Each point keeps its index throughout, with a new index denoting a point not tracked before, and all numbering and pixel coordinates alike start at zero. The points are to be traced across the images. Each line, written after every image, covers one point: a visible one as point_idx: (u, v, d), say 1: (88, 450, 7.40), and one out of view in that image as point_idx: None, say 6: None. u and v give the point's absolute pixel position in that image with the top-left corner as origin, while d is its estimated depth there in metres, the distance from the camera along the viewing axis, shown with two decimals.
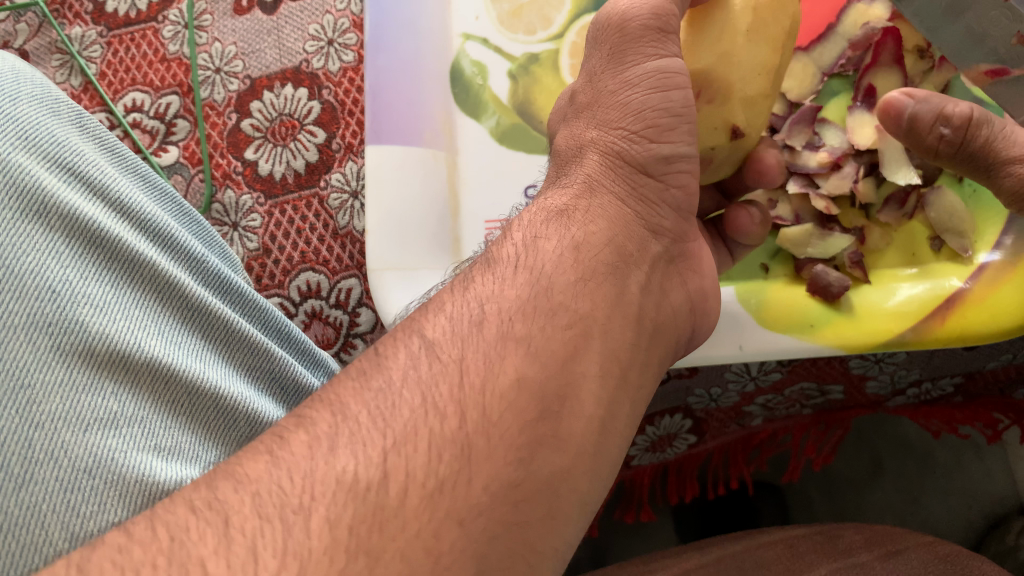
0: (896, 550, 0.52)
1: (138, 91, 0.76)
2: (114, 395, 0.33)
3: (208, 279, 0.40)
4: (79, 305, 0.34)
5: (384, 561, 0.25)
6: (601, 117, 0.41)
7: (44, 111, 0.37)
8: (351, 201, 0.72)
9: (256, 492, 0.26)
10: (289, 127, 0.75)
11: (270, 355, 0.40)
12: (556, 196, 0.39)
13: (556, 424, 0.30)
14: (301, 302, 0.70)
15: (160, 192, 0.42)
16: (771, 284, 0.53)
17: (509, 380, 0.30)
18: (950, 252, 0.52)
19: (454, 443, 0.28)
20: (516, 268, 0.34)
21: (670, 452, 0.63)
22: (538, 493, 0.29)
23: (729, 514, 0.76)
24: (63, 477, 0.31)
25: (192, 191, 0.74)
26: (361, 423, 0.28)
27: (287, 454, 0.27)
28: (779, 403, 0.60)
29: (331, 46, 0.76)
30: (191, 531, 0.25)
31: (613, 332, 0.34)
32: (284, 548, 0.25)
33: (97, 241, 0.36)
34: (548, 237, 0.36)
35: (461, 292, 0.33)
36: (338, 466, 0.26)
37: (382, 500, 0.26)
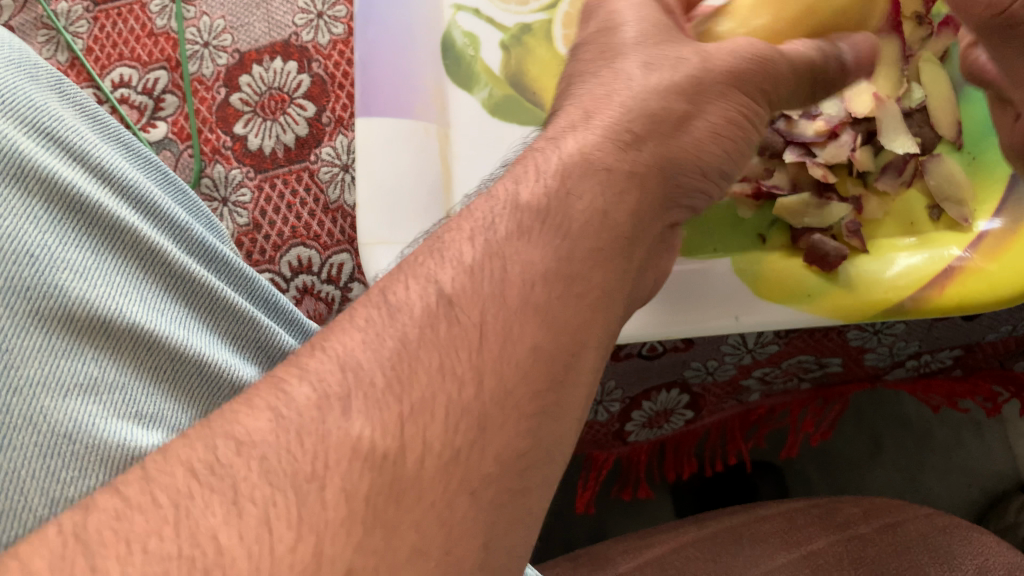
0: (895, 522, 0.51)
1: (126, 67, 0.75)
2: (94, 361, 0.33)
3: (194, 247, 0.39)
4: (58, 269, 0.33)
5: (399, 532, 0.24)
6: (681, 94, 0.37)
7: (21, 75, 0.36)
8: (341, 174, 0.72)
9: (262, 457, 0.24)
10: (279, 100, 0.74)
11: (256, 325, 0.40)
12: (592, 146, 0.35)
13: (560, 393, 0.30)
14: (292, 277, 0.70)
15: (144, 160, 0.41)
16: (768, 255, 0.52)
17: (525, 349, 0.29)
18: (949, 221, 0.51)
19: (471, 413, 0.27)
20: (544, 223, 0.32)
21: (667, 428, 0.63)
22: (537, 461, 0.29)
23: (727, 490, 0.76)
24: (43, 443, 0.31)
25: (181, 166, 0.73)
26: (377, 388, 0.26)
27: (293, 413, 0.26)
28: (777, 376, 0.59)
29: (320, 19, 0.75)
30: (196, 498, 0.23)
31: (616, 307, 0.33)
32: (299, 518, 0.23)
33: (78, 208, 0.35)
34: (581, 194, 0.33)
35: (483, 238, 0.31)
36: (353, 433, 0.25)
37: (399, 470, 0.25)
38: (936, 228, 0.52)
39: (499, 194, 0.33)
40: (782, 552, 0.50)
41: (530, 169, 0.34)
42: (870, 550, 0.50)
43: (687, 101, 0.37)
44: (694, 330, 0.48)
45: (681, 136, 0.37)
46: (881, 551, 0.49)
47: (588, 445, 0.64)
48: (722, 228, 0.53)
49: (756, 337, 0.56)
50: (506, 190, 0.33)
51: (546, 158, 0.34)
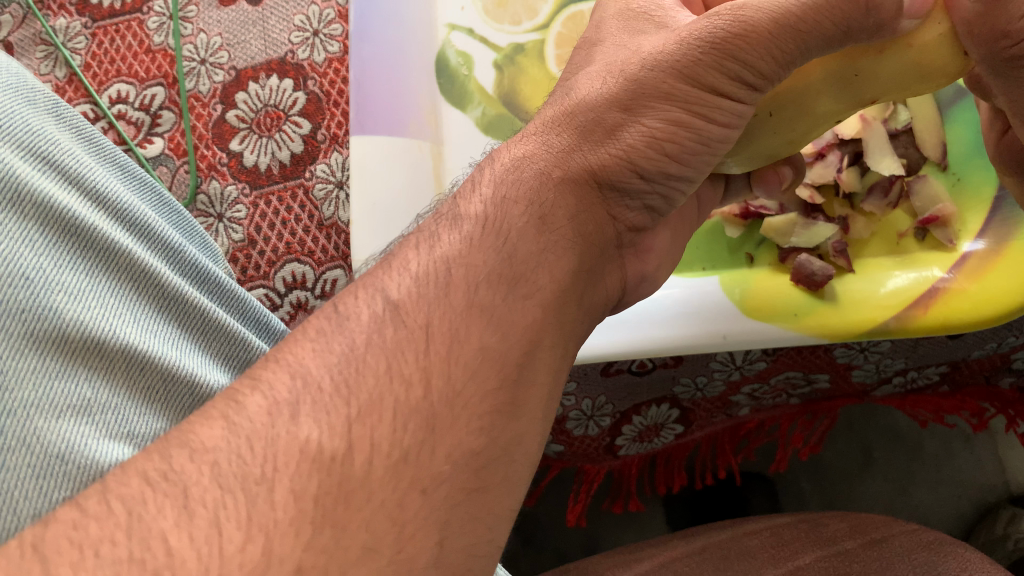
0: (880, 538, 0.52)
1: (124, 83, 0.76)
2: (87, 383, 0.34)
3: (186, 269, 0.40)
4: (52, 292, 0.34)
5: (349, 532, 0.25)
6: (625, 123, 0.36)
7: (19, 101, 0.37)
8: (336, 192, 0.72)
9: (214, 462, 0.25)
10: (274, 118, 0.74)
11: (246, 345, 0.41)
12: (528, 151, 0.37)
13: (514, 393, 0.30)
14: (286, 293, 0.70)
15: (138, 181, 0.42)
16: (755, 274, 0.53)
17: (473, 350, 0.30)
18: (934, 241, 0.52)
19: (420, 413, 0.28)
20: (484, 228, 0.34)
21: (657, 441, 0.64)
22: (495, 459, 0.29)
23: (719, 503, 0.76)
24: (36, 463, 0.31)
25: (177, 182, 0.74)
26: (325, 393, 0.27)
27: (244, 420, 0.26)
28: (766, 392, 0.60)
29: (316, 37, 0.76)
30: (149, 504, 0.24)
31: (568, 308, 0.34)
32: (248, 518, 0.24)
33: (73, 231, 0.36)
34: (517, 199, 0.35)
35: (428, 251, 0.33)
36: (301, 436, 0.26)
37: (346, 472, 0.26)
38: (921, 249, 0.52)
39: (444, 211, 0.36)
40: (768, 567, 0.51)
41: (474, 187, 0.37)
42: (855, 565, 0.50)
43: (622, 110, 0.36)
44: (681, 348, 0.49)
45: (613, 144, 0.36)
46: (865, 565, 0.50)
47: (579, 458, 0.65)
48: (712, 245, 0.55)
49: (744, 355, 0.56)
50: (447, 206, 0.36)
51: (484, 168, 0.38)
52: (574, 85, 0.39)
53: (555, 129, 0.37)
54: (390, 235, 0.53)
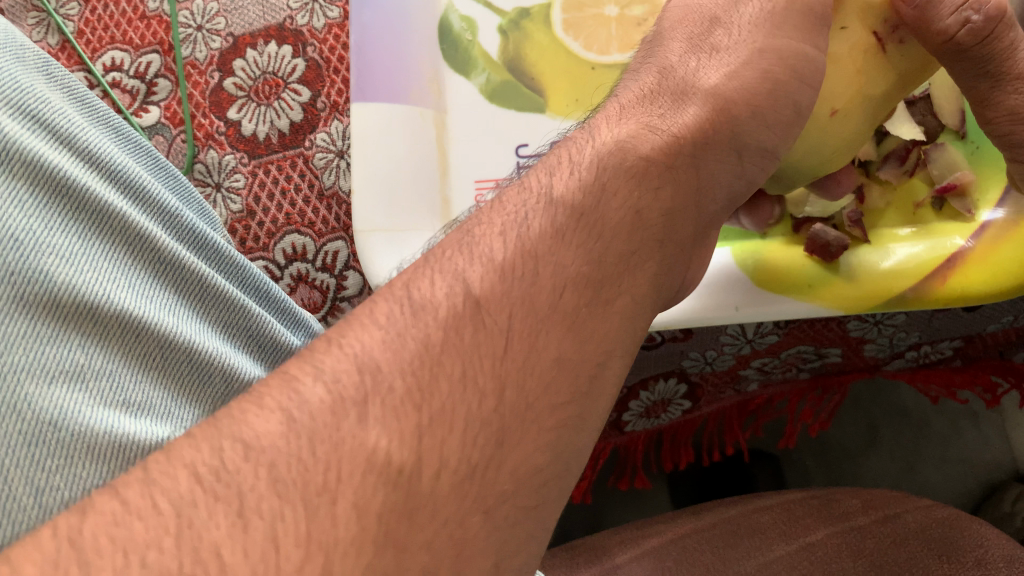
0: (894, 514, 0.51)
1: (118, 50, 0.74)
2: (81, 348, 0.33)
3: (184, 234, 0.39)
4: (43, 254, 0.33)
5: (410, 551, 0.23)
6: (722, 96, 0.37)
7: (9, 57, 0.35)
8: (336, 161, 0.71)
9: (271, 464, 0.22)
10: (273, 85, 0.73)
11: (248, 313, 0.40)
12: (623, 130, 0.35)
13: (584, 405, 0.28)
14: (286, 265, 0.69)
15: (134, 144, 0.41)
16: (768, 244, 0.51)
17: (549, 360, 0.27)
18: (952, 211, 0.51)
19: (490, 426, 0.26)
20: (577, 220, 0.30)
21: (665, 417, 0.63)
22: (558, 477, 0.27)
23: (725, 480, 0.76)
24: (27, 431, 0.30)
25: (173, 152, 0.72)
26: (397, 395, 0.25)
27: (305, 416, 0.24)
28: (776, 365, 0.59)
29: (315, 2, 0.74)
30: (200, 507, 0.21)
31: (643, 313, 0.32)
32: (307, 535, 0.22)
33: (64, 191, 0.34)
34: (614, 191, 0.32)
35: (516, 237, 0.29)
36: (368, 443, 0.23)
37: (414, 488, 0.24)
38: (939, 219, 0.51)
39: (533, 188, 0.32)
40: (779, 544, 0.50)
41: (572, 165, 0.33)
42: (869, 543, 0.49)
43: (723, 82, 0.38)
44: (691, 321, 0.48)
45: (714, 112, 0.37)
46: (880, 543, 0.49)
47: None
48: None
49: (754, 327, 0.55)
50: (538, 182, 0.32)
51: (577, 144, 0.34)
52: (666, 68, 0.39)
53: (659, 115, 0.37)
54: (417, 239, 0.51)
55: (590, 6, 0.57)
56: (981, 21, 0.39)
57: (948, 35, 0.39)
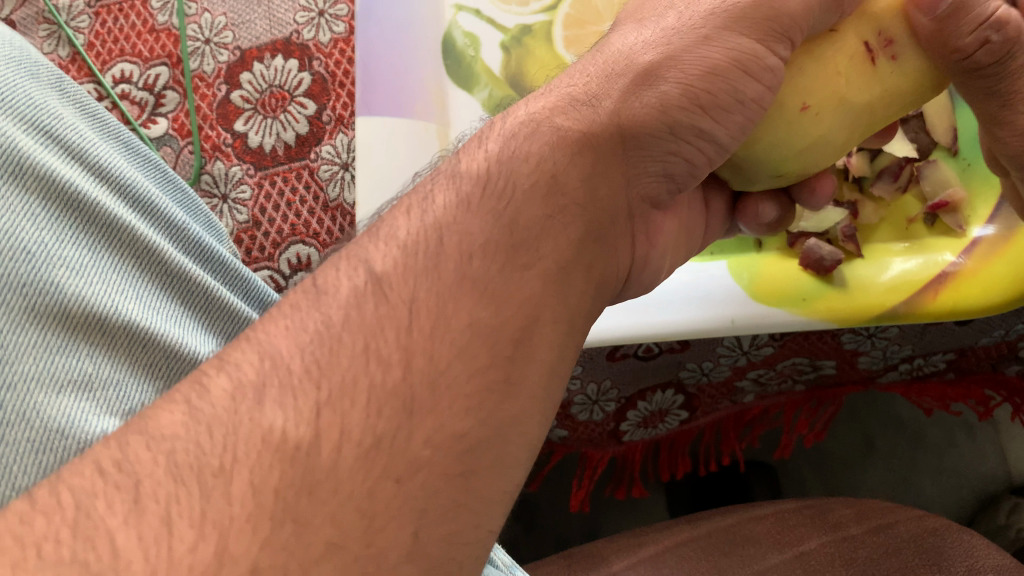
0: (886, 524, 0.52)
1: (127, 62, 0.76)
2: (89, 358, 0.33)
3: (190, 247, 0.40)
4: (55, 267, 0.34)
5: (312, 527, 0.22)
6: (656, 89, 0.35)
7: (22, 74, 0.37)
8: (341, 173, 0.72)
9: (171, 450, 0.23)
10: (279, 99, 0.74)
11: (250, 324, 0.41)
12: (543, 108, 0.35)
13: (507, 370, 0.28)
14: (292, 275, 0.70)
15: (143, 158, 0.42)
16: (763, 257, 0.52)
17: (461, 326, 0.27)
18: (943, 227, 0.52)
19: (397, 396, 0.25)
20: (484, 189, 0.31)
21: (662, 427, 0.64)
22: (485, 441, 0.26)
23: (720, 490, 0.76)
24: (35, 438, 0.31)
25: (181, 163, 0.73)
26: (294, 375, 0.25)
27: (206, 405, 0.24)
28: (772, 377, 0.60)
29: (321, 17, 0.75)
30: (99, 498, 0.21)
31: (575, 274, 0.32)
32: (202, 516, 0.21)
33: (75, 205, 0.35)
34: (526, 157, 0.33)
35: (419, 215, 0.30)
36: (265, 423, 0.23)
37: (313, 462, 0.23)
38: (930, 234, 0.52)
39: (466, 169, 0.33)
40: (772, 553, 0.50)
41: (480, 143, 0.34)
42: (860, 551, 0.50)
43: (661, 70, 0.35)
44: (685, 330, 0.48)
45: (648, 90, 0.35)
46: (871, 552, 0.50)
47: (583, 443, 0.65)
48: None
49: (750, 338, 0.56)
50: (448, 163, 0.34)
51: (495, 124, 0.36)
52: (604, 45, 0.37)
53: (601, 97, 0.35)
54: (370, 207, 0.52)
55: (590, 22, 0.59)
56: (1000, 42, 0.37)
57: (968, 53, 0.37)
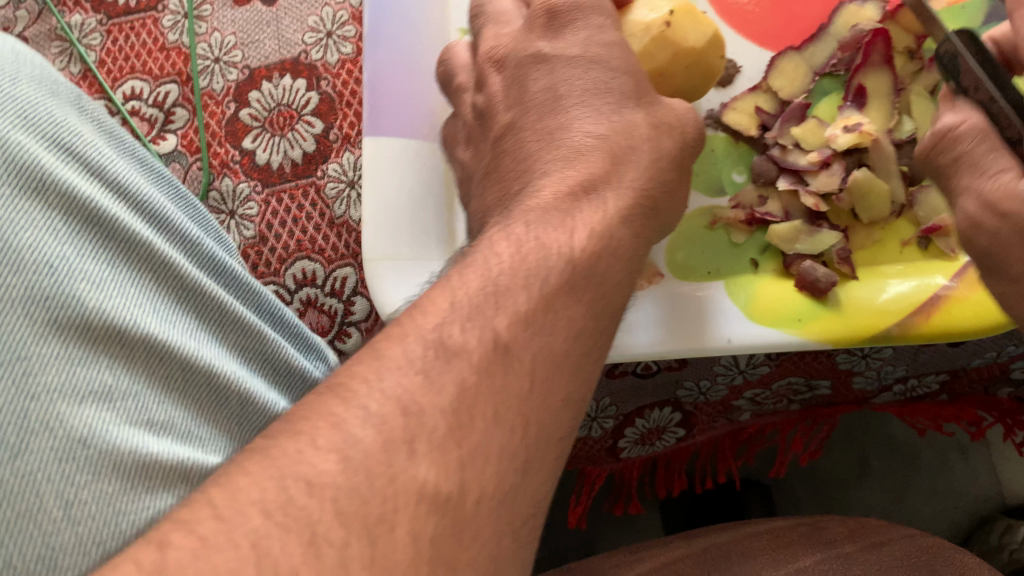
0: (880, 542, 0.52)
1: (138, 79, 0.77)
2: (109, 369, 0.34)
3: (203, 261, 0.41)
4: (76, 280, 0.34)
5: (461, 566, 0.26)
6: (619, 158, 0.41)
7: (42, 92, 0.38)
8: (347, 191, 0.73)
9: (334, 498, 0.24)
10: (287, 117, 0.75)
11: (262, 338, 0.42)
12: (539, 196, 0.38)
13: (556, 413, 0.30)
14: (297, 289, 0.71)
15: (158, 174, 0.43)
16: (759, 280, 0.53)
17: (524, 370, 0.30)
18: (937, 250, 0.53)
19: (518, 457, 0.29)
20: (518, 251, 0.33)
21: (659, 444, 0.65)
22: (533, 468, 0.29)
23: (717, 508, 0.76)
24: (59, 448, 0.32)
25: (190, 178, 0.75)
26: (439, 433, 0.27)
27: (359, 455, 0.25)
28: (768, 397, 0.60)
29: (329, 38, 0.77)
30: (274, 539, 0.23)
31: (579, 292, 0.33)
32: (371, 559, 0.24)
33: (94, 221, 0.36)
34: (540, 242, 0.34)
35: (473, 271, 0.32)
36: (418, 477, 0.26)
37: (460, 511, 0.26)
38: (926, 257, 0.53)
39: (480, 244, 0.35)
40: (771, 568, 0.51)
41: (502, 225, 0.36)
42: (857, 566, 0.50)
43: (609, 142, 0.41)
44: (683, 352, 0.49)
45: (628, 167, 0.41)
46: (868, 567, 0.50)
47: (582, 460, 0.65)
48: (712, 251, 0.55)
49: (747, 357, 0.57)
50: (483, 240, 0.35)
51: (503, 219, 0.37)
52: (563, 125, 0.42)
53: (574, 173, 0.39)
54: (411, 281, 0.52)
55: None
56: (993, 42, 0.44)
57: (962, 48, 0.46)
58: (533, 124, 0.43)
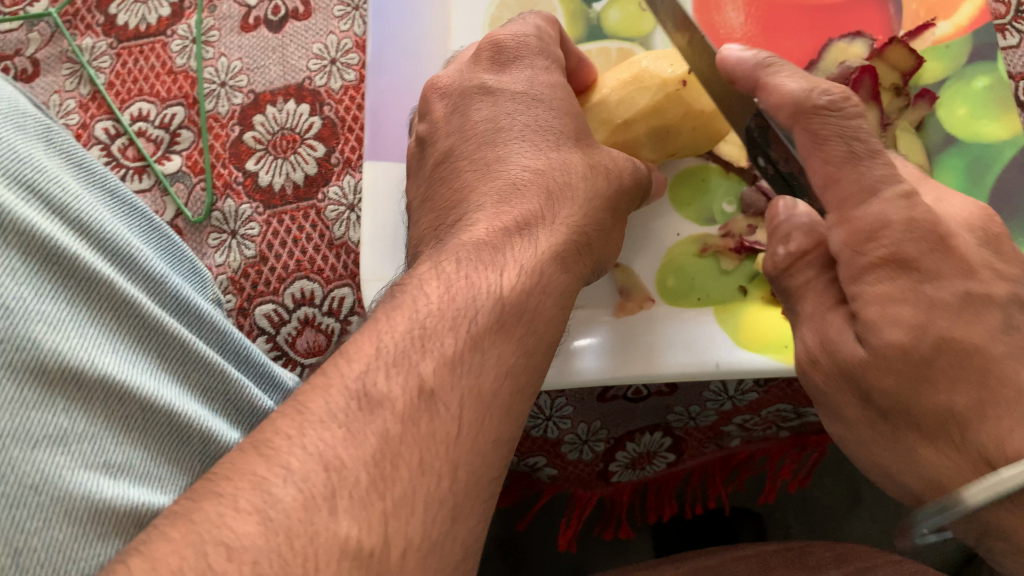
0: (867, 566, 0.53)
1: (145, 101, 0.79)
2: (65, 413, 0.35)
3: (166, 299, 0.42)
4: (32, 321, 0.35)
5: None
6: (556, 192, 0.44)
7: (10, 127, 0.39)
8: (347, 213, 0.74)
9: (253, 561, 0.25)
10: (290, 140, 0.77)
11: (225, 377, 0.42)
12: (478, 228, 0.41)
13: (488, 459, 0.32)
14: (295, 309, 0.73)
15: (127, 207, 0.44)
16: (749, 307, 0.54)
17: (451, 418, 0.31)
18: None
19: (446, 505, 0.30)
20: (449, 289, 0.36)
21: (649, 469, 0.66)
22: (464, 512, 0.30)
23: (706, 532, 0.77)
24: (11, 494, 0.32)
25: (193, 199, 0.76)
26: (361, 487, 0.28)
27: (280, 515, 0.26)
28: (756, 423, 0.61)
29: (333, 65, 0.79)
30: None
31: (508, 331, 0.36)
32: None
33: (54, 259, 0.37)
34: (472, 273, 0.37)
35: (411, 314, 0.34)
36: (340, 533, 0.27)
37: (384, 566, 0.27)
38: None
39: (418, 278, 0.37)
40: None
41: (435, 260, 0.39)
42: None
43: (545, 176, 0.44)
44: (672, 375, 0.51)
45: (565, 206, 0.44)
46: None
47: (573, 483, 0.67)
48: (701, 276, 0.56)
49: (735, 384, 0.57)
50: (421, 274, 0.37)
51: (443, 250, 0.40)
52: (501, 163, 0.45)
53: (510, 204, 0.42)
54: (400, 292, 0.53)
55: None
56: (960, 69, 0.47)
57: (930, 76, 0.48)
58: (471, 154, 0.47)
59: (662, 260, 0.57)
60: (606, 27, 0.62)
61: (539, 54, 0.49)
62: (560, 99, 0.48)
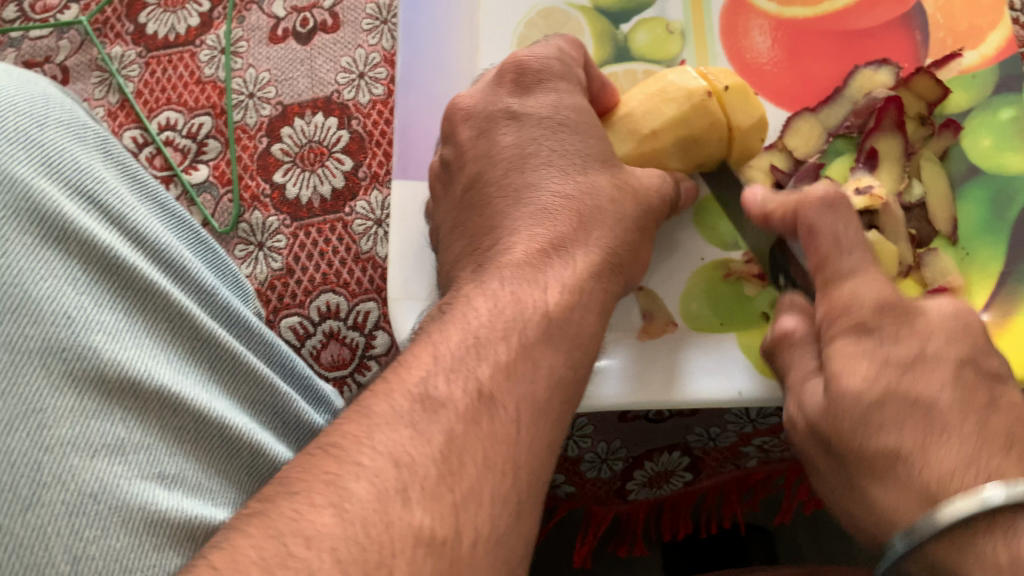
0: None
1: (173, 111, 0.79)
2: (122, 423, 0.35)
3: (218, 311, 0.42)
4: (92, 331, 0.36)
5: None
6: (593, 217, 0.45)
7: (70, 137, 0.40)
8: (375, 228, 0.75)
9: (332, 548, 0.26)
10: (318, 154, 0.77)
11: (273, 390, 0.42)
12: (518, 253, 0.42)
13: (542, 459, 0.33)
14: (320, 322, 0.73)
15: (178, 220, 0.44)
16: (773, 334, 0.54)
17: (509, 419, 0.32)
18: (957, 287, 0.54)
19: (510, 500, 0.30)
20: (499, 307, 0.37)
21: (666, 488, 0.66)
22: (525, 509, 0.31)
23: (719, 552, 0.77)
24: (69, 501, 0.32)
25: (220, 210, 0.76)
26: (431, 480, 0.29)
27: (355, 507, 0.27)
28: (776, 445, 0.61)
29: (361, 79, 0.79)
30: None
31: (556, 342, 0.37)
32: None
33: (113, 269, 0.38)
34: (514, 296, 0.38)
35: (463, 325, 0.36)
36: (414, 522, 0.27)
37: (456, 554, 0.27)
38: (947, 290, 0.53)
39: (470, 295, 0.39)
40: None
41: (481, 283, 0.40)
42: None
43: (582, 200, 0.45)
44: (691, 403, 0.52)
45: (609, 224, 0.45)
46: None
47: (588, 500, 0.67)
48: (724, 302, 0.56)
49: (757, 408, 0.57)
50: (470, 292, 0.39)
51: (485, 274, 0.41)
52: (533, 188, 0.46)
53: (549, 227, 0.44)
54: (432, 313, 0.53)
55: None
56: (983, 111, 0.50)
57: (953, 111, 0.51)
58: (499, 180, 0.47)
59: (684, 285, 0.57)
60: (633, 48, 0.62)
61: (563, 76, 0.49)
62: (585, 123, 0.48)
